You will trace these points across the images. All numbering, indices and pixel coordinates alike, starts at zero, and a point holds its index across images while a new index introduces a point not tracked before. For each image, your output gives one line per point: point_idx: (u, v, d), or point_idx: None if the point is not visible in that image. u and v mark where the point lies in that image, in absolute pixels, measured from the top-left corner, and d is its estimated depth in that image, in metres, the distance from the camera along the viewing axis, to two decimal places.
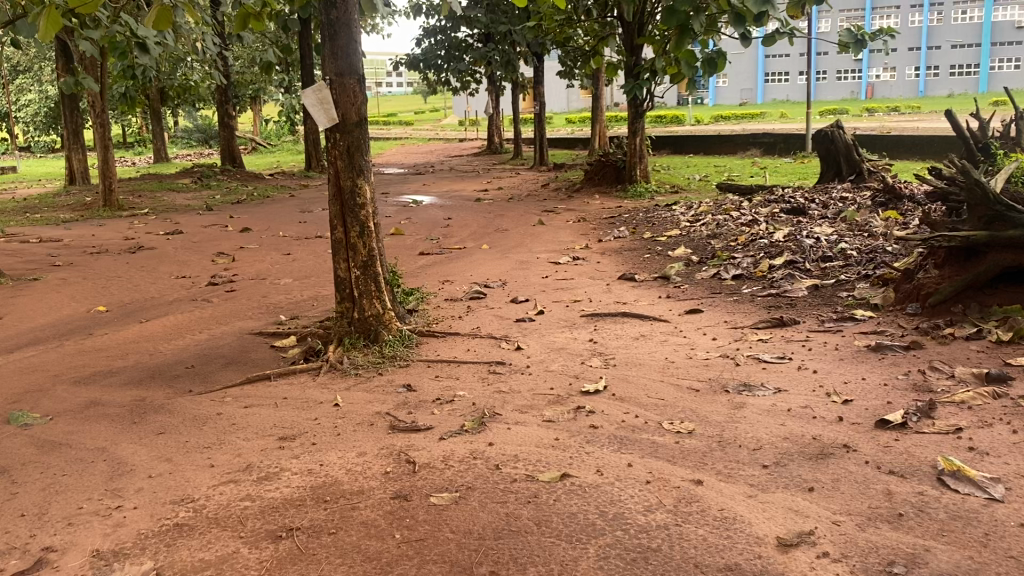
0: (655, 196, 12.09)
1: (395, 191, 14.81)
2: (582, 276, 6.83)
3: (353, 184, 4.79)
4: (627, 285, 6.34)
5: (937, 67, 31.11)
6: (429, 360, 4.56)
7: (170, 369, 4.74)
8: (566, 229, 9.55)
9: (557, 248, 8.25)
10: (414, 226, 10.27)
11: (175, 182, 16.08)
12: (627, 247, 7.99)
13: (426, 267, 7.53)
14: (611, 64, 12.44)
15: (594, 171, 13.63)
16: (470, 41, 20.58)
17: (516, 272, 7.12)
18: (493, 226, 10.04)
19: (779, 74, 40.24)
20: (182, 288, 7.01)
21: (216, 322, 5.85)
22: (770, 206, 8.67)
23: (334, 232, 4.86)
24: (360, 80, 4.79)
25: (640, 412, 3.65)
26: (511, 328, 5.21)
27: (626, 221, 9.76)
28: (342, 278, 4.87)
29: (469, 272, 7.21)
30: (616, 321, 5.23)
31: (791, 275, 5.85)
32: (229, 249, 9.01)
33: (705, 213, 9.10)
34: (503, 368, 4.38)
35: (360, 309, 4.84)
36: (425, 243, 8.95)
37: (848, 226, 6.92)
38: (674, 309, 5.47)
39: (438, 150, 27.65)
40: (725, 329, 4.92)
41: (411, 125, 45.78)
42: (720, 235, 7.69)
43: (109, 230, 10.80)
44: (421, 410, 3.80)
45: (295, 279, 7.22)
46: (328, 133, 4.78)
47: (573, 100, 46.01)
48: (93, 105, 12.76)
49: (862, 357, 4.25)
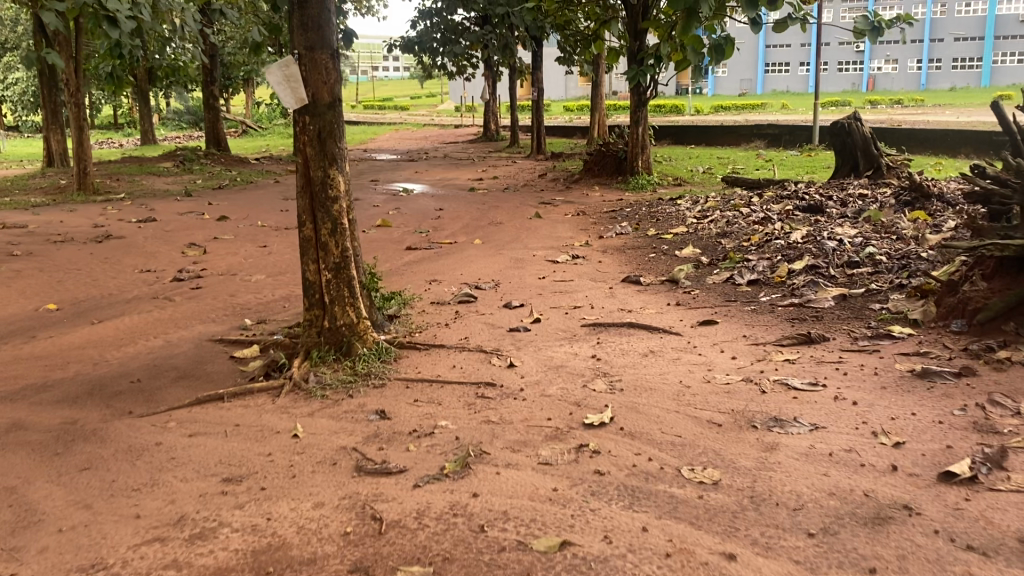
0: (658, 189, 11.52)
1: (386, 178, 14.19)
2: (582, 277, 6.25)
3: (324, 173, 4.19)
4: (632, 289, 5.75)
5: (944, 59, 33.15)
6: (408, 379, 3.97)
7: (111, 384, 4.14)
8: (565, 223, 8.96)
9: (555, 244, 7.67)
10: (402, 217, 9.66)
11: (157, 166, 15.45)
12: (629, 245, 7.41)
13: (412, 265, 6.94)
14: (613, 49, 11.83)
15: (594, 161, 13.03)
16: (467, 24, 19.91)
17: (510, 272, 6.53)
18: (487, 218, 9.46)
19: (779, 64, 39.65)
20: (145, 284, 6.40)
21: (173, 326, 5.25)
22: (783, 202, 8.08)
23: (303, 229, 4.26)
24: (333, 54, 4.19)
25: (654, 453, 3.07)
26: (502, 339, 4.62)
27: (628, 215, 9.16)
28: (311, 282, 4.28)
29: (459, 271, 6.61)
30: (621, 332, 4.65)
31: (814, 282, 5.27)
32: (203, 240, 8.40)
33: (713, 208, 8.51)
34: (493, 391, 3.79)
35: (331, 316, 4.26)
36: (414, 236, 8.36)
37: (872, 227, 6.34)
38: (687, 320, 4.88)
39: (433, 136, 27.04)
40: (744, 345, 4.33)
41: (407, 110, 45.15)
42: (732, 234, 7.10)
43: (80, 216, 10.19)
44: (394, 447, 3.21)
45: (268, 276, 6.63)
46: (296, 117, 4.18)
47: (571, 87, 45.32)
48: (68, 84, 12.10)
49: (907, 386, 3.67)
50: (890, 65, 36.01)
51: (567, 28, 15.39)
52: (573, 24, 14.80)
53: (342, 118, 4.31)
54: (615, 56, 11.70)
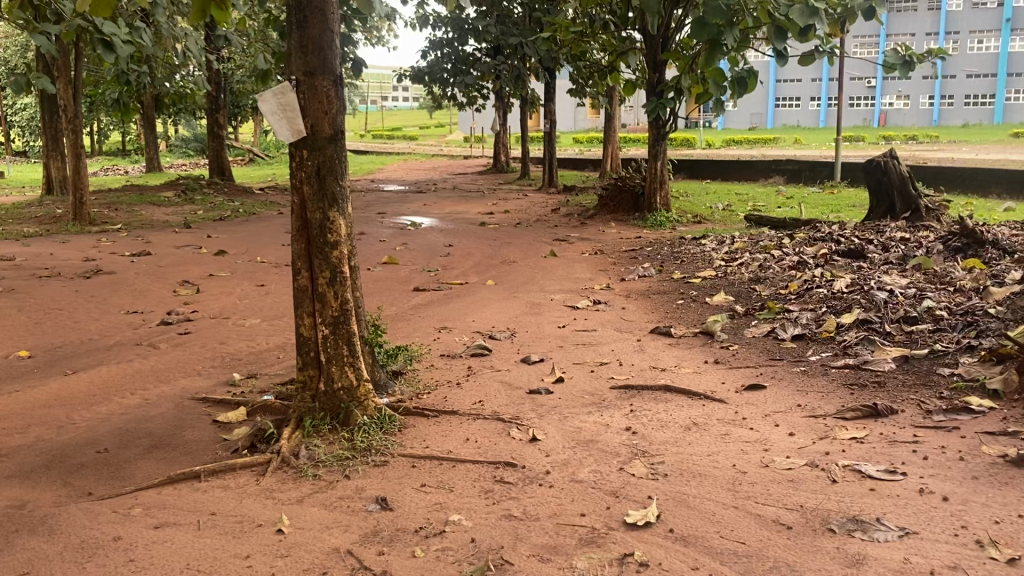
0: (677, 226, 11.01)
1: (393, 211, 13.70)
2: (606, 327, 5.71)
3: (324, 214, 3.67)
4: (663, 342, 5.21)
5: (955, 96, 33.66)
6: (416, 456, 3.42)
7: (73, 454, 3.59)
8: (582, 263, 8.46)
9: (573, 287, 7.13)
10: (410, 253, 9.15)
11: (158, 195, 14.99)
12: (654, 289, 6.87)
13: (420, 309, 6.42)
14: (630, 81, 11.41)
15: (610, 196, 12.54)
16: (478, 55, 19.56)
17: (527, 318, 6.00)
18: (500, 256, 8.94)
19: (790, 99, 39.38)
20: (129, 328, 5.87)
21: (154, 379, 4.71)
22: (818, 245, 7.57)
23: (297, 278, 3.75)
24: (336, 81, 3.69)
25: (715, 568, 2.51)
26: (522, 403, 4.07)
27: (649, 255, 8.64)
28: (305, 337, 3.76)
29: (471, 316, 6.08)
30: (657, 398, 4.10)
31: (869, 340, 4.73)
32: (198, 277, 7.90)
33: (741, 250, 8.00)
34: (514, 472, 3.24)
35: (327, 378, 3.73)
36: (422, 275, 7.86)
37: (924, 277, 5.82)
38: (730, 384, 4.33)
39: (442, 167, 26.67)
40: (800, 419, 3.78)
41: (416, 141, 45.05)
42: (766, 280, 6.57)
43: (72, 248, 9.71)
44: (397, 551, 2.66)
45: (263, 320, 6.10)
46: (293, 151, 3.68)
47: (580, 119, 45.05)
48: (66, 110, 11.67)
49: (1005, 475, 3.09)
50: (901, 101, 35.77)
51: (582, 59, 15.00)
52: (589, 57, 14.40)
53: (346, 151, 3.80)
54: (632, 89, 11.26)
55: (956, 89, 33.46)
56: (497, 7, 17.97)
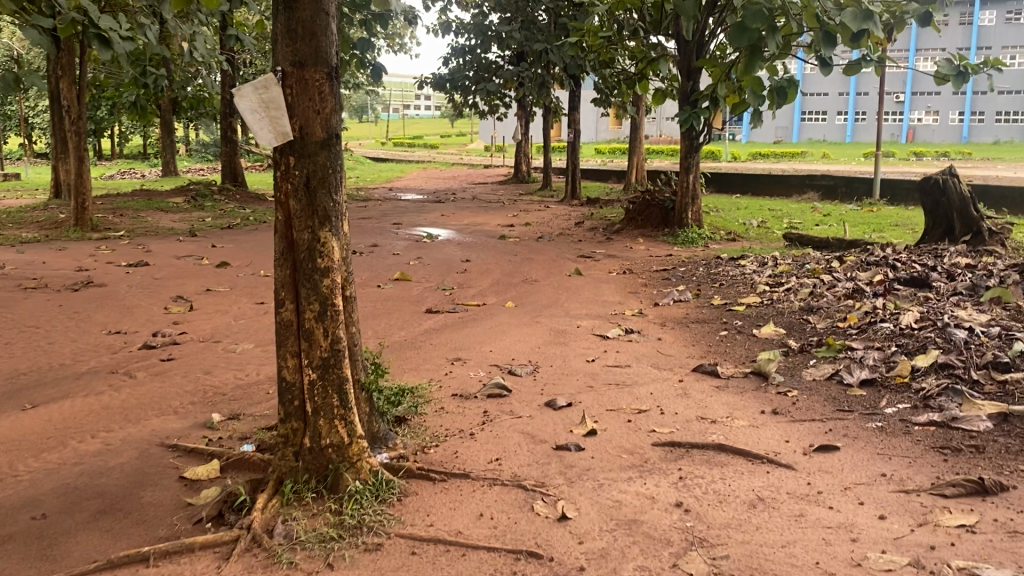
0: (710, 244, 10.31)
1: (409, 221, 13.08)
2: (640, 362, 5.04)
3: (313, 235, 3.03)
4: (709, 384, 4.54)
5: (986, 112, 33.58)
6: (416, 538, 2.76)
7: (2, 522, 2.97)
8: (609, 283, 7.78)
9: (601, 312, 6.46)
10: (424, 269, 8.51)
11: (167, 201, 14.47)
12: (693, 317, 6.19)
13: (432, 334, 5.76)
14: (661, 90, 10.74)
15: (637, 211, 11.86)
16: (501, 62, 18.98)
17: (552, 348, 5.34)
18: (520, 274, 8.28)
19: (818, 113, 38.61)
20: (106, 353, 5.24)
21: (120, 418, 4.08)
22: (873, 272, 6.87)
23: (281, 311, 3.11)
24: (331, 74, 3.04)
25: None
26: (547, 464, 3.40)
27: (683, 276, 7.95)
28: (288, 382, 3.12)
29: (487, 345, 5.41)
30: (710, 461, 3.42)
31: (956, 390, 4.03)
32: (194, 292, 7.28)
33: (786, 273, 7.31)
34: (538, 567, 2.58)
35: (314, 432, 3.08)
36: (436, 294, 7.21)
37: (1006, 312, 5.09)
38: (796, 444, 3.65)
39: (462, 177, 26.08)
40: (889, 494, 3.10)
41: (437, 148, 44.56)
42: (820, 311, 5.89)
43: (68, 256, 9.15)
44: None
45: (255, 345, 5.47)
46: (278, 158, 3.04)
47: (602, 130, 44.37)
48: (69, 112, 11.15)
49: None
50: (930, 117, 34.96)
51: (611, 67, 14.35)
52: (616, 65, 13.74)
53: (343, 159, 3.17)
54: (662, 98, 10.59)
55: (987, 105, 33.49)
56: (522, 13, 17.37)
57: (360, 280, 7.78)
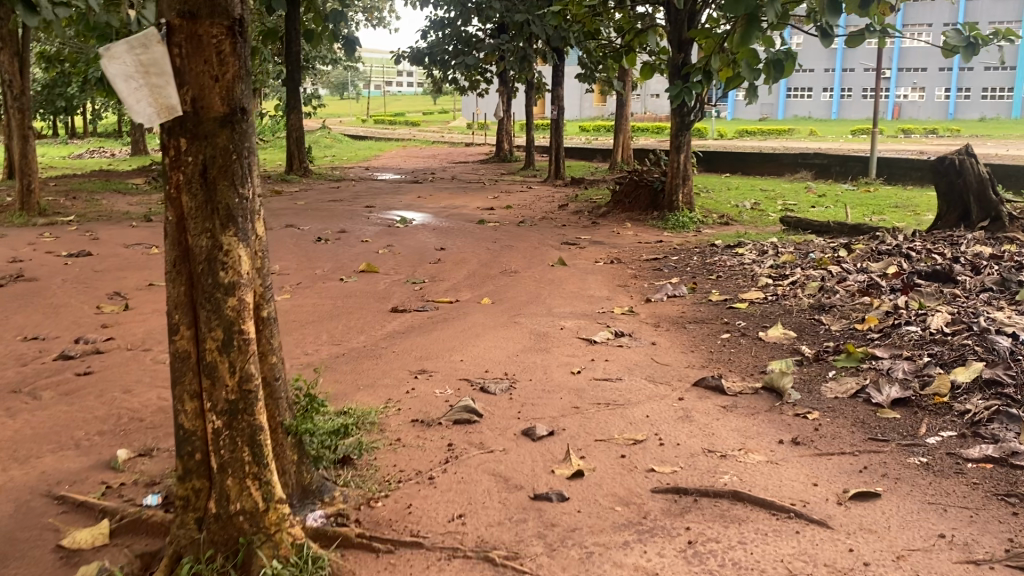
0: (702, 229, 9.65)
1: (382, 204, 12.34)
2: (634, 374, 4.36)
3: (214, 241, 2.32)
4: (717, 404, 3.87)
5: (972, 88, 33.28)
6: None
7: None
8: (596, 274, 7.10)
9: (587, 311, 5.78)
10: (393, 258, 7.80)
11: (126, 182, 13.63)
12: (690, 316, 5.52)
13: (395, 339, 5.06)
14: (649, 63, 10.02)
15: (625, 192, 11.17)
16: (481, 35, 18.16)
17: (531, 357, 4.66)
18: (499, 264, 7.58)
19: (803, 89, 38.03)
20: (13, 366, 4.50)
21: (5, 455, 3.35)
22: (886, 263, 6.23)
23: (174, 337, 2.39)
24: (234, 28, 2.30)
25: None
26: (521, 523, 2.72)
27: (676, 266, 7.28)
28: (186, 430, 2.42)
29: (457, 353, 4.71)
30: (726, 518, 2.76)
31: (1012, 416, 3.37)
32: (134, 287, 6.53)
33: (790, 263, 6.64)
34: None
35: (221, 495, 2.39)
36: (404, 289, 6.51)
37: None
38: (826, 488, 3.00)
39: (442, 155, 25.33)
40: (953, 567, 2.44)
41: (419, 126, 43.66)
42: (833, 310, 5.23)
43: (4, 245, 8.35)
44: None
45: None
46: (165, 140, 2.30)
47: (586, 107, 43.63)
48: (10, 85, 10.26)
49: None
50: (916, 93, 34.45)
51: (595, 40, 13.60)
52: (602, 37, 12.99)
53: (255, 138, 2.45)
54: (650, 72, 9.87)
55: (973, 81, 33.12)
56: None
57: (321, 273, 7.04)
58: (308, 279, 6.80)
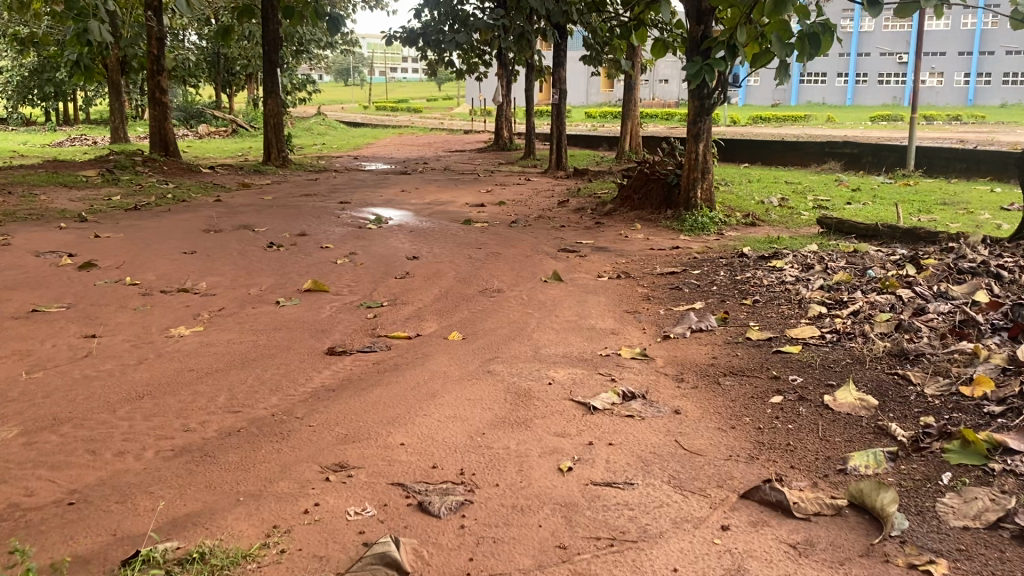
0: (724, 232, 8.27)
1: (359, 199, 10.95)
2: (651, 473, 2.95)
3: None
4: (784, 547, 2.46)
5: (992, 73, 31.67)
6: None
7: None
8: (598, 294, 5.71)
9: (586, 352, 4.38)
10: (351, 271, 6.42)
11: (77, 173, 12.12)
12: (725, 365, 4.11)
13: (317, 403, 3.65)
14: (661, 39, 8.56)
15: (634, 187, 9.76)
16: (478, 14, 16.73)
17: (499, 438, 3.26)
18: (479, 279, 6.19)
19: (816, 74, 36.59)
20: None
21: None
22: (972, 285, 4.80)
23: None
24: None
25: None
26: None
27: (698, 285, 5.86)
28: None
29: (398, 430, 3.31)
30: None
31: None
32: (13, 312, 5.08)
33: (845, 283, 5.22)
34: None
35: None
36: (353, 317, 5.12)
37: None
38: None
39: (439, 143, 24.00)
40: None
41: (420, 112, 42.32)
42: (920, 361, 3.81)
43: None
44: None
45: (20, 434, 3.30)
46: None
47: (593, 93, 42.32)
48: None
49: None
50: (935, 78, 32.97)
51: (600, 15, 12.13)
52: (608, 11, 11.51)
53: None
54: (663, 49, 8.42)
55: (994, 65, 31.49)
56: None
57: (256, 293, 5.65)
58: (238, 302, 5.41)
